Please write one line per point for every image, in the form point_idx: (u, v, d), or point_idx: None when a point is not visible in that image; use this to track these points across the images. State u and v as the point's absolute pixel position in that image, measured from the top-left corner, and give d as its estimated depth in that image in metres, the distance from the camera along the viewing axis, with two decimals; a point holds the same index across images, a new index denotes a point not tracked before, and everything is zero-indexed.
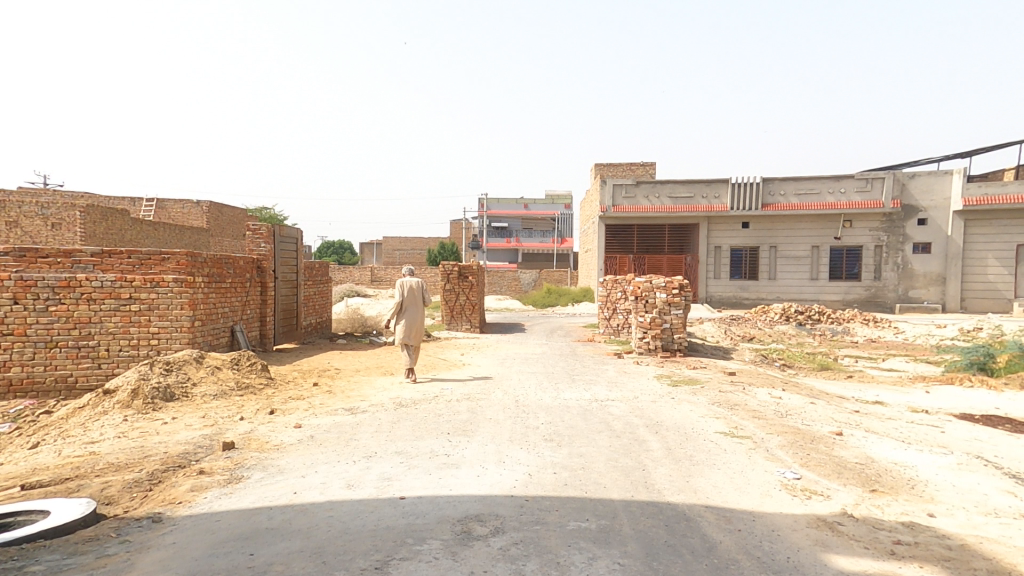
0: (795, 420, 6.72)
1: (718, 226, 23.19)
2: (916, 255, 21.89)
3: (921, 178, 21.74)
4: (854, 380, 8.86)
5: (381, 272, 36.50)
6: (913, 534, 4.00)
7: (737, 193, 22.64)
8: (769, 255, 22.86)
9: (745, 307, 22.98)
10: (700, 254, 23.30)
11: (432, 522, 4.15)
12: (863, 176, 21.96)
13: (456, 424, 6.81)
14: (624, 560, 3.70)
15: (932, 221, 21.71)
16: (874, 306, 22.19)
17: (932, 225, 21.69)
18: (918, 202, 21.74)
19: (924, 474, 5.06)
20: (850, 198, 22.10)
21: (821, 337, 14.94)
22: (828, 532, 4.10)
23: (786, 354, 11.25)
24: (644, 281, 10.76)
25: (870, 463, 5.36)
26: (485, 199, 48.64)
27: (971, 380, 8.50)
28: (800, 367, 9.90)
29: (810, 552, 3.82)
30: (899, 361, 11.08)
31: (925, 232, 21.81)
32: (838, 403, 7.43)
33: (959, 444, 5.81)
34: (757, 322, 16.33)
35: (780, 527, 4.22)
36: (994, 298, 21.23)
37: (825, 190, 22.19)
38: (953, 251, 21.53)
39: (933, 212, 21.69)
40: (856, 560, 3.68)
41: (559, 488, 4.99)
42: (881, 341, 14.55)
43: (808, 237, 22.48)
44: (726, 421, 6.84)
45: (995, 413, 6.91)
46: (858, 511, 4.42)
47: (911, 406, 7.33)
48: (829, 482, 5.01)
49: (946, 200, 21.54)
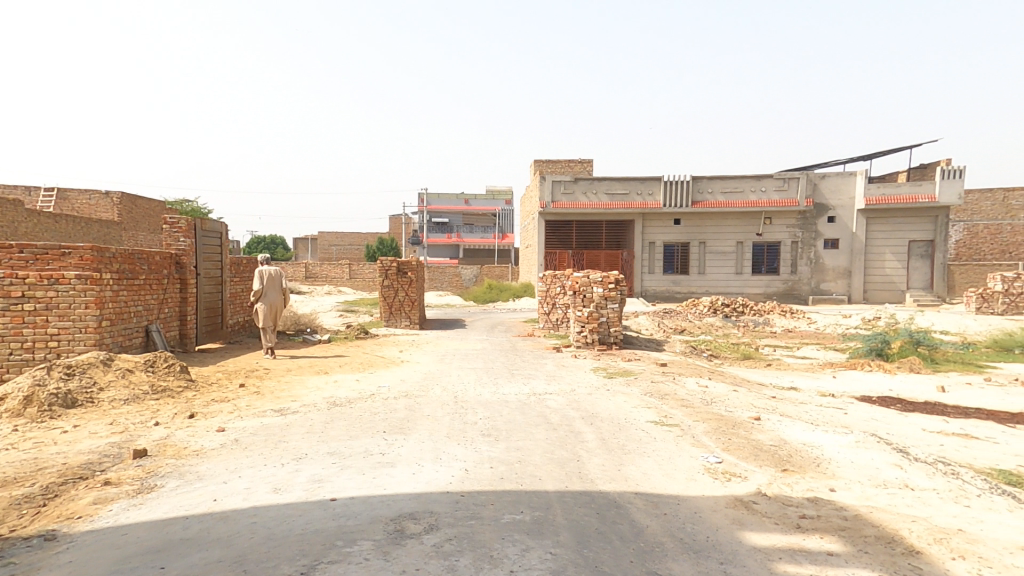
0: (719, 407, 7.09)
1: (652, 222, 24.03)
2: (826, 251, 23.57)
3: (832, 179, 23.39)
4: (773, 368, 9.45)
5: (315, 267, 35.26)
6: (816, 508, 4.32)
7: (669, 190, 23.56)
8: (698, 250, 23.92)
9: (677, 300, 23.97)
10: (636, 249, 24.07)
11: (364, 523, 4.07)
12: (781, 176, 23.38)
13: (393, 422, 6.68)
14: (556, 549, 3.77)
15: (840, 219, 23.44)
16: (791, 299, 23.73)
17: (841, 222, 23.43)
18: (829, 201, 23.40)
19: (829, 452, 5.46)
20: (771, 196, 23.47)
21: (745, 328, 15.85)
22: (744, 511, 4.35)
23: (713, 345, 11.83)
24: (582, 275, 11.00)
25: (783, 444, 5.74)
26: (425, 195, 48.32)
27: (871, 364, 9.29)
28: (725, 357, 10.44)
29: (728, 531, 4.03)
30: (811, 349, 11.96)
31: (835, 229, 23.51)
32: (759, 390, 7.91)
33: (859, 424, 6.31)
34: (688, 315, 17.03)
35: (702, 508, 4.44)
36: (890, 290, 23.21)
37: (748, 189, 23.45)
38: (858, 246, 23.34)
39: (841, 210, 23.39)
40: (767, 536, 3.92)
41: (495, 482, 5.02)
42: (796, 330, 15.63)
43: (734, 232, 23.71)
44: (656, 410, 7.12)
45: (889, 394, 7.61)
46: (771, 489, 4.71)
47: (821, 390, 7.92)
48: (747, 464, 5.32)
49: (852, 199, 23.29)
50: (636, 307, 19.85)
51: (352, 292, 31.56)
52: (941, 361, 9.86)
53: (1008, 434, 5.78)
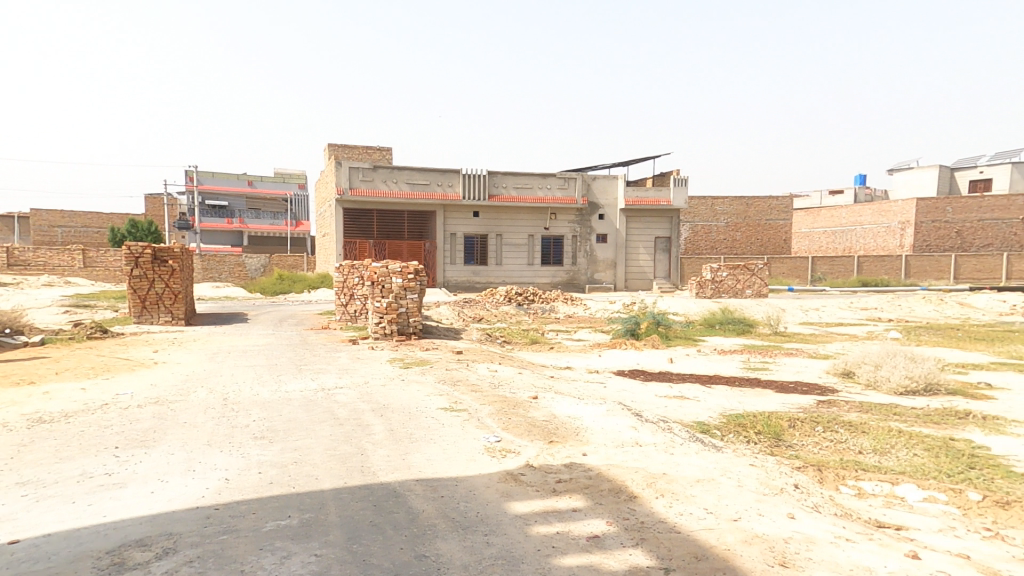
0: (504, 390, 7.44)
1: (453, 214, 24.75)
2: (598, 245, 26.95)
3: (601, 180, 26.63)
4: (554, 351, 10.35)
5: (25, 254, 29.02)
6: (570, 472, 4.72)
7: (467, 183, 24.46)
8: (495, 242, 25.37)
9: (477, 290, 25.09)
10: (438, 241, 24.57)
11: (60, 564, 3.20)
12: (563, 176, 25.98)
13: (132, 435, 5.53)
14: (321, 550, 3.43)
15: (608, 217, 26.98)
16: (572, 288, 26.64)
17: (609, 220, 26.99)
18: (599, 200, 26.73)
19: (587, 422, 6.10)
20: (554, 194, 25.92)
21: (535, 314, 17.26)
22: (513, 483, 4.54)
23: (506, 331, 12.54)
24: (381, 265, 10.59)
25: (553, 418, 6.24)
26: (195, 172, 42.23)
27: (628, 342, 10.83)
28: (516, 342, 11.13)
29: (496, 504, 4.15)
30: (585, 332, 13.50)
31: (604, 225, 27.00)
32: (540, 371, 8.55)
33: (613, 395, 7.20)
34: (486, 304, 17.85)
35: (477, 486, 4.52)
36: (643, 279, 27.59)
37: (536, 186, 25.62)
38: (620, 241, 27.14)
39: (608, 209, 26.91)
40: (530, 503, 4.13)
41: (261, 489, 4.44)
42: (575, 315, 17.56)
43: (525, 226, 25.72)
44: (447, 397, 7.17)
45: (637, 367, 8.92)
46: (538, 460, 5.03)
47: (589, 368, 8.93)
48: (521, 440, 5.62)
49: (615, 200, 26.95)
50: (438, 297, 20.17)
51: (91, 285, 25.93)
52: (673, 337, 11.88)
53: (705, 392, 7.13)
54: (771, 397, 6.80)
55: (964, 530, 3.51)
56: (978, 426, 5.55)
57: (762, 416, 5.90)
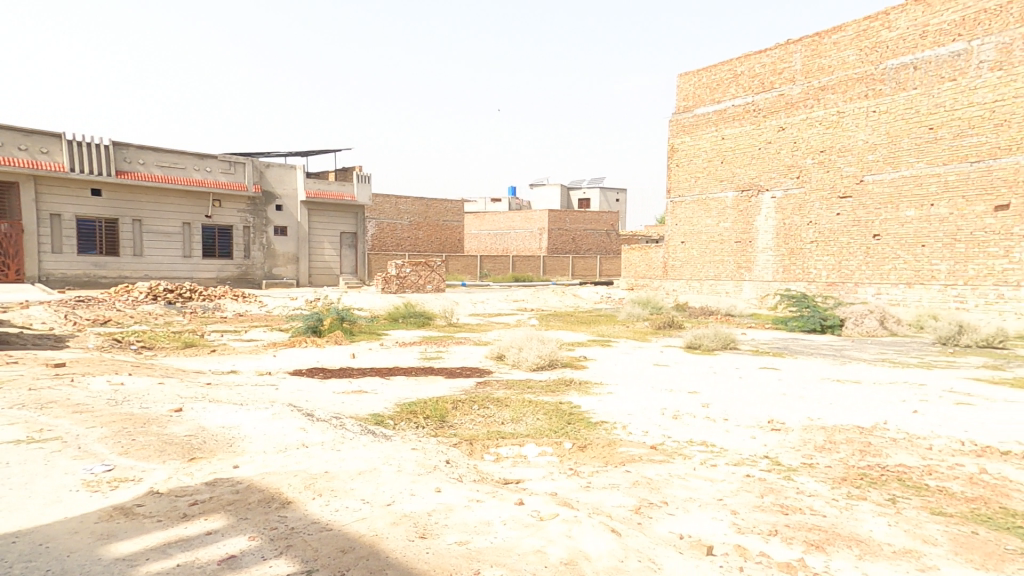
0: (132, 406, 5.91)
1: (53, 190, 19.36)
2: (276, 237, 25.02)
3: (275, 167, 24.82)
4: (215, 354, 9.02)
5: None
6: (210, 491, 3.94)
7: (77, 152, 19.52)
8: (132, 228, 21.13)
9: (101, 287, 20.29)
10: (26, 222, 18.81)
11: None
12: (226, 159, 23.21)
13: None
14: None
15: (286, 207, 25.35)
16: (244, 283, 23.99)
17: (287, 211, 25.36)
18: (274, 189, 24.84)
19: (243, 431, 5.32)
20: (216, 177, 22.98)
21: (192, 314, 14.83)
22: (120, 519, 3.48)
23: (149, 335, 10.28)
24: None
25: (198, 433, 5.23)
26: None
27: (307, 340, 10.33)
28: (162, 348, 9.25)
29: (84, 552, 3.09)
30: (259, 331, 12.25)
31: (283, 216, 25.24)
32: (191, 379, 7.21)
33: (283, 397, 6.59)
34: (118, 303, 14.56)
35: (56, 535, 3.29)
36: (327, 274, 26.77)
37: (189, 166, 22.18)
38: (302, 234, 25.83)
39: (286, 199, 25.30)
40: (141, 539, 3.23)
41: None
42: (246, 314, 15.90)
43: (176, 212, 22.05)
44: (28, 424, 5.19)
45: (315, 365, 8.49)
46: (167, 485, 4.06)
47: (258, 370, 8.04)
48: (146, 463, 4.46)
49: (295, 190, 25.51)
50: (30, 297, 15.17)
51: None
52: (357, 333, 11.96)
53: (382, 384, 7.27)
54: (441, 383, 7.39)
55: (557, 473, 4.36)
56: (576, 390, 7.22)
57: (431, 402, 6.30)
